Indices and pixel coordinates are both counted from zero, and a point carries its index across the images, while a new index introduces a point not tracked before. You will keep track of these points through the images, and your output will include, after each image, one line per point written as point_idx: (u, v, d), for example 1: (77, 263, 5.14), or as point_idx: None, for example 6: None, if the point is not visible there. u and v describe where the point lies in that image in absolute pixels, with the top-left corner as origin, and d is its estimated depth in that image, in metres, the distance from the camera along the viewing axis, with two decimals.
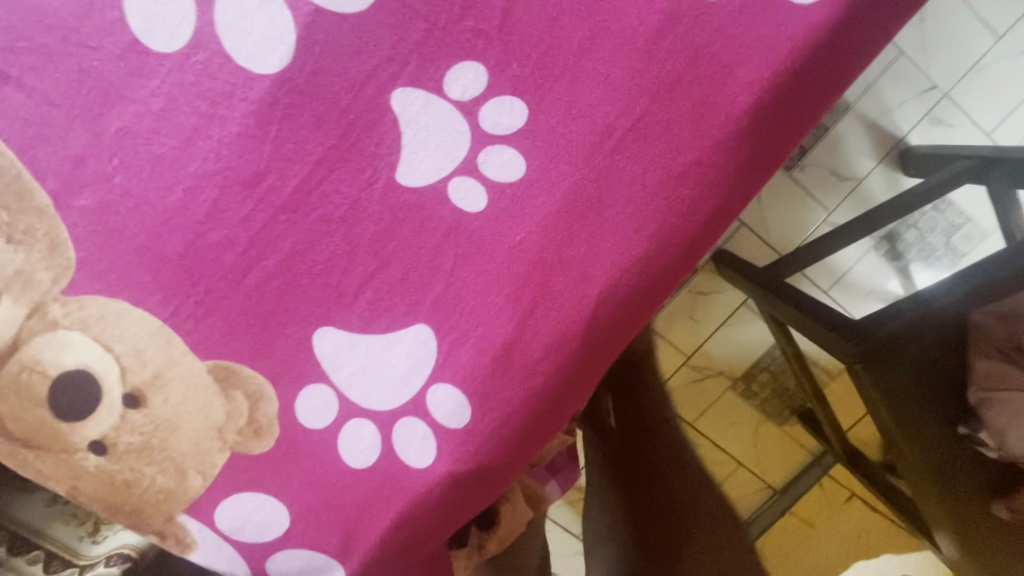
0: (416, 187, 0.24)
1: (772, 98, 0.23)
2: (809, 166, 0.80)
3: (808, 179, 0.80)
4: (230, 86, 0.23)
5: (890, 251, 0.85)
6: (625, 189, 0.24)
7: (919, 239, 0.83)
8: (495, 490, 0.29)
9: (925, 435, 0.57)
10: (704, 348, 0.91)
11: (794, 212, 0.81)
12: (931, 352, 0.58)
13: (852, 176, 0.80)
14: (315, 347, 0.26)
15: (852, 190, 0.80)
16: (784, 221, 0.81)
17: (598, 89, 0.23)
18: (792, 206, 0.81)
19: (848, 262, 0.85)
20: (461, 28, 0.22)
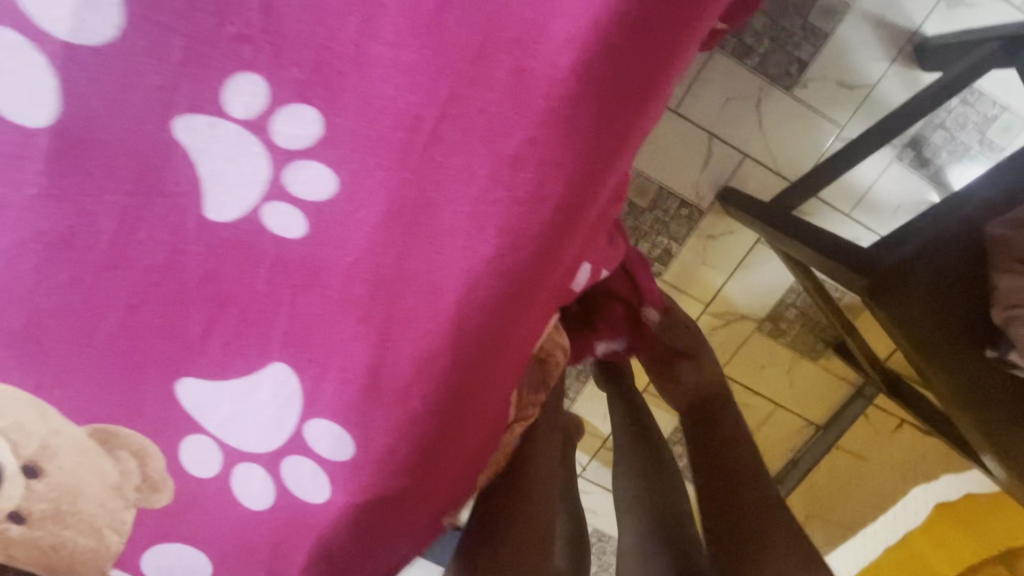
0: (229, 222, 0.22)
1: (599, 48, 0.19)
2: (812, 81, 0.70)
3: (812, 98, 0.70)
4: (12, 147, 0.21)
5: (918, 158, 0.73)
6: (454, 186, 0.21)
7: (950, 139, 0.71)
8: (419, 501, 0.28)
9: (953, 363, 0.51)
10: (722, 294, 0.81)
11: (800, 132, 0.72)
12: (946, 271, 0.51)
13: (865, 84, 0.69)
14: (182, 399, 0.25)
15: (867, 100, 0.70)
16: (789, 143, 0.72)
17: (393, 79, 0.19)
18: (797, 126, 0.71)
19: (867, 179, 0.74)
20: (221, 37, 0.19)
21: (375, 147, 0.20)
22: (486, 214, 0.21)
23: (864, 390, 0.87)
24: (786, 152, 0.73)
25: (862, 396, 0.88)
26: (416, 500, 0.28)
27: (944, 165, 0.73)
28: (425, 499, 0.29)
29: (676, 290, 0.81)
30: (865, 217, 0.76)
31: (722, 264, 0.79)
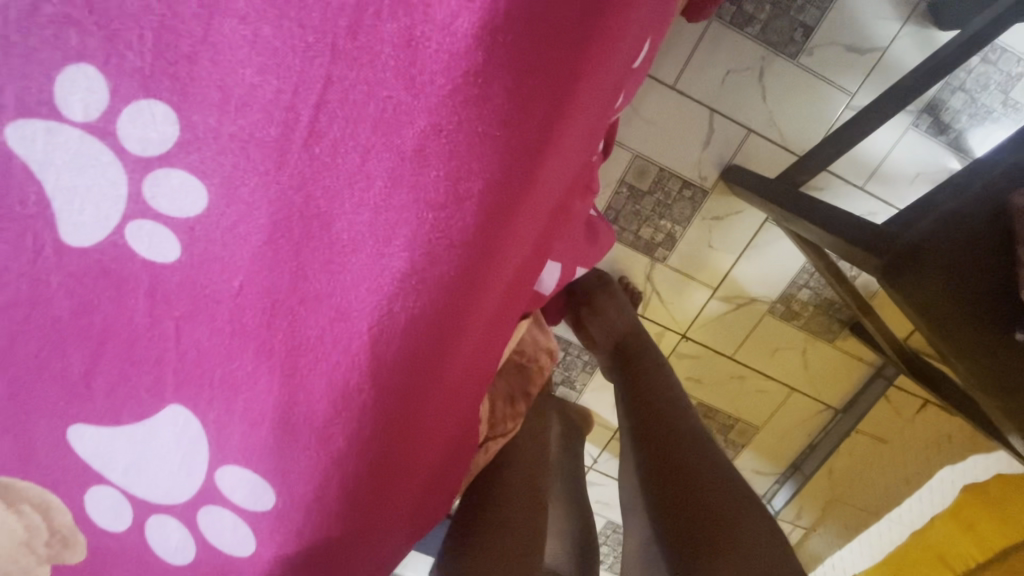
0: (91, 247, 0.18)
1: (507, 9, 0.15)
2: (818, 47, 0.59)
3: (820, 65, 0.60)
4: None
5: (936, 126, 0.62)
6: (348, 190, 0.17)
7: (971, 102, 0.60)
8: (376, 539, 0.26)
9: None
10: (729, 276, 0.71)
11: (806, 104, 0.62)
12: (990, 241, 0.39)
13: (875, 48, 0.59)
14: (76, 448, 0.22)
15: (879, 66, 0.60)
16: (795, 116, 0.62)
17: (252, 61, 0.15)
18: (801, 98, 0.62)
19: (879, 150, 0.63)
20: (41, 21, 0.16)
21: (246, 143, 0.16)
22: (392, 218, 0.17)
23: (886, 372, 0.75)
24: (791, 125, 0.63)
25: (884, 377, 0.76)
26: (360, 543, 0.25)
27: (968, 132, 0.62)
28: (373, 541, 0.25)
29: (678, 272, 0.71)
30: (881, 191, 0.65)
31: (730, 240, 0.69)
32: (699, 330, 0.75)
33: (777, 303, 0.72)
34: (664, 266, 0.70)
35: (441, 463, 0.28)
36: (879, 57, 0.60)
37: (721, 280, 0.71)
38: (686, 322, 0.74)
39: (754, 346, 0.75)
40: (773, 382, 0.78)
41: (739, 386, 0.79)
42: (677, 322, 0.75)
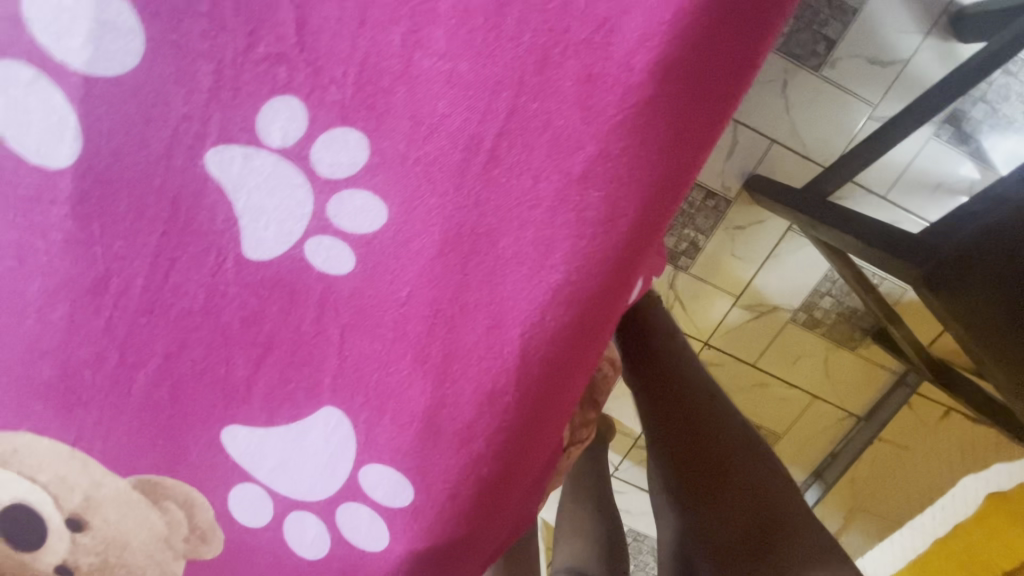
0: (270, 261, 0.20)
1: (680, 50, 0.16)
2: (841, 60, 0.60)
3: (844, 79, 0.60)
4: (36, 190, 0.20)
5: (955, 135, 0.61)
6: (517, 211, 0.19)
7: (992, 112, 0.59)
8: (486, 545, 0.26)
9: None
10: (752, 285, 0.71)
11: (829, 116, 0.62)
12: None
13: (896, 61, 0.59)
14: (228, 447, 0.24)
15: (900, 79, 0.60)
16: (819, 127, 0.63)
17: (445, 96, 0.17)
18: (824, 110, 0.62)
19: (903, 157, 0.62)
20: (254, 57, 0.17)
21: (428, 168, 0.18)
22: (546, 240, 0.19)
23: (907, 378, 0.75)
24: (815, 135, 0.63)
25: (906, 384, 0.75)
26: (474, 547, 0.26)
27: (987, 142, 0.60)
28: (489, 548, 0.26)
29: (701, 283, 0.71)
30: (903, 200, 0.64)
31: (754, 249, 0.69)
32: (722, 338, 0.75)
33: (801, 311, 0.72)
34: (686, 275, 0.71)
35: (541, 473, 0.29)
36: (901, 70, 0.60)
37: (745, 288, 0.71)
38: (709, 330, 0.74)
39: (778, 355, 0.75)
40: (794, 390, 0.77)
41: (765, 396, 0.79)
42: (700, 329, 0.75)
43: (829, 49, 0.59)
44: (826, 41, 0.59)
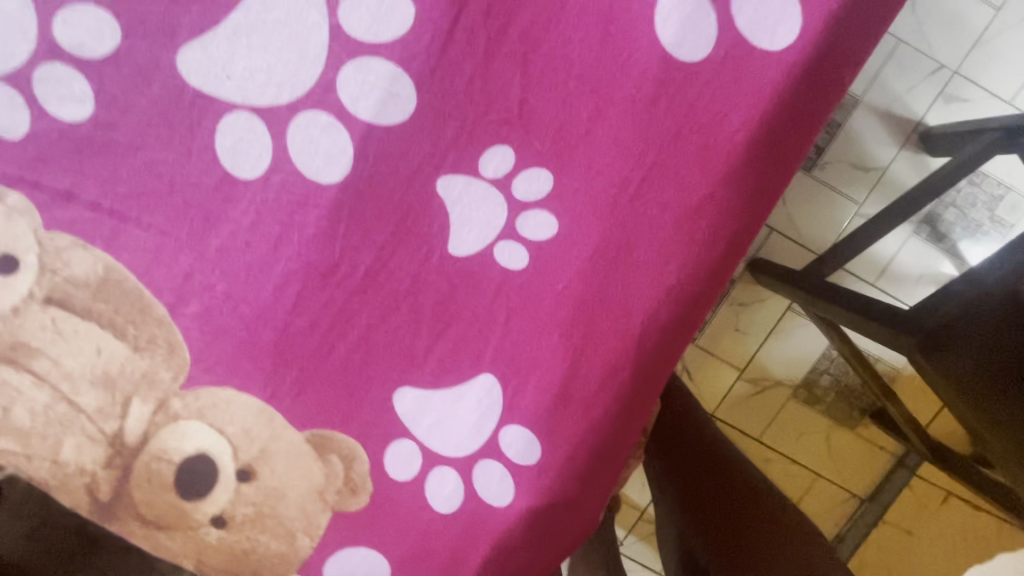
0: (467, 257, 0.28)
1: (766, 132, 0.25)
2: (829, 162, 0.74)
3: (831, 178, 0.74)
4: (304, 196, 0.28)
5: (932, 233, 0.73)
6: (650, 232, 0.27)
7: (963, 216, 0.72)
8: (583, 516, 0.31)
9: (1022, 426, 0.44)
10: (756, 359, 0.81)
11: (821, 208, 0.75)
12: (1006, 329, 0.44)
13: (877, 166, 0.73)
14: (396, 406, 0.30)
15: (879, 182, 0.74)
16: (812, 217, 0.76)
17: (610, 152, 0.26)
18: (819, 203, 0.75)
19: (887, 252, 0.74)
20: (488, 119, 0.27)
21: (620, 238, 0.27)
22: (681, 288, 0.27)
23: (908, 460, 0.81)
24: (807, 225, 0.76)
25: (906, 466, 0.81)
26: (575, 512, 0.30)
27: (958, 240, 0.72)
28: (590, 519, 0.31)
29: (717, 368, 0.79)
30: (891, 286, 0.74)
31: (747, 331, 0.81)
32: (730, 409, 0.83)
33: (801, 387, 0.81)
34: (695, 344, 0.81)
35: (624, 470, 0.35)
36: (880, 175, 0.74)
37: (750, 362, 0.81)
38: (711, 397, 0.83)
39: (782, 428, 0.82)
40: (800, 465, 0.83)
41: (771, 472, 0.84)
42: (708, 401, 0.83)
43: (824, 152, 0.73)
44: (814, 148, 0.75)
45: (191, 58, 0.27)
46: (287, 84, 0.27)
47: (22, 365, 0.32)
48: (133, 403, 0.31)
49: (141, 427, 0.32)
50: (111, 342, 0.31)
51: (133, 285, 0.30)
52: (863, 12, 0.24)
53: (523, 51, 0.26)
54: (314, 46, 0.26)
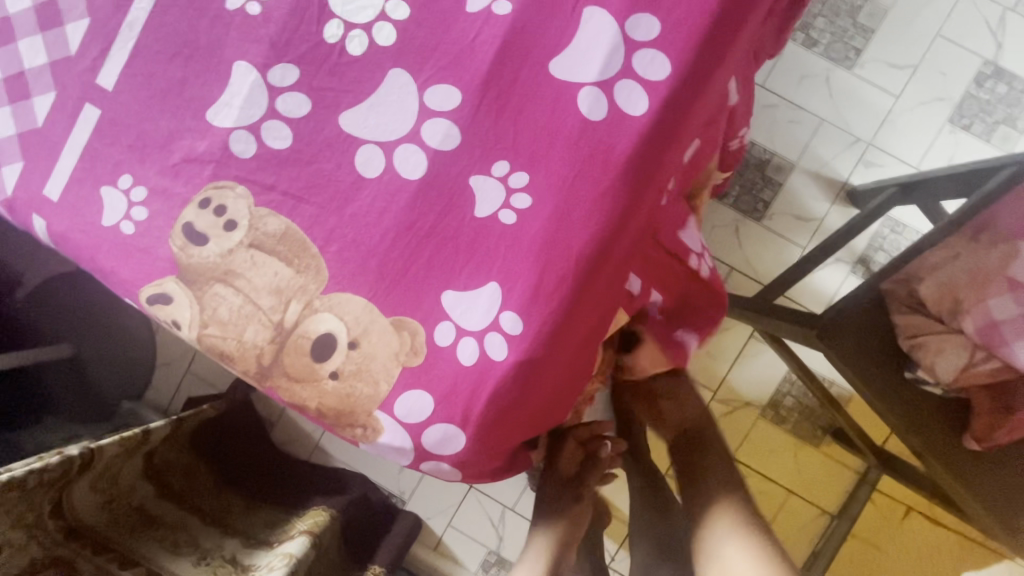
0: (483, 217, 0.53)
1: (636, 153, 0.51)
2: (777, 215, 1.50)
3: (776, 226, 1.50)
4: (398, 185, 0.54)
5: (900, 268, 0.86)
6: (579, 204, 0.52)
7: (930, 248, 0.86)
8: (546, 370, 0.53)
9: (875, 382, 0.84)
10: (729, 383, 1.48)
11: (770, 248, 1.50)
12: (863, 322, 0.85)
13: (814, 217, 1.49)
14: (443, 300, 0.54)
15: (771, 241, 1.50)
16: (764, 258, 1.50)
17: (558, 163, 0.52)
18: (768, 246, 1.50)
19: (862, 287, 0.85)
20: (496, 146, 0.53)
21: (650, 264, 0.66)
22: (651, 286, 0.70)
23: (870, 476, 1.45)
24: (763, 264, 1.50)
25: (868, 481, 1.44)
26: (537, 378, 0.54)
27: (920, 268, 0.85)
28: (552, 373, 0.54)
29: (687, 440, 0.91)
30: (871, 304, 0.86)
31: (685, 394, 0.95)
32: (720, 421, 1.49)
33: (763, 408, 1.48)
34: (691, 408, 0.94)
35: (580, 360, 0.57)
36: (819, 222, 1.49)
37: (723, 384, 1.48)
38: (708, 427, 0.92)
39: (750, 442, 1.49)
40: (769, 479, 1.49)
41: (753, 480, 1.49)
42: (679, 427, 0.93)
43: (770, 208, 1.49)
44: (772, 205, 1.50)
45: (349, 116, 0.55)
46: (396, 130, 0.54)
47: (231, 282, 0.56)
48: (291, 303, 0.55)
49: (294, 317, 0.55)
50: (283, 268, 0.55)
51: (300, 234, 0.55)
52: (678, 97, 0.50)
53: (514, 114, 0.52)
54: (411, 111, 0.54)
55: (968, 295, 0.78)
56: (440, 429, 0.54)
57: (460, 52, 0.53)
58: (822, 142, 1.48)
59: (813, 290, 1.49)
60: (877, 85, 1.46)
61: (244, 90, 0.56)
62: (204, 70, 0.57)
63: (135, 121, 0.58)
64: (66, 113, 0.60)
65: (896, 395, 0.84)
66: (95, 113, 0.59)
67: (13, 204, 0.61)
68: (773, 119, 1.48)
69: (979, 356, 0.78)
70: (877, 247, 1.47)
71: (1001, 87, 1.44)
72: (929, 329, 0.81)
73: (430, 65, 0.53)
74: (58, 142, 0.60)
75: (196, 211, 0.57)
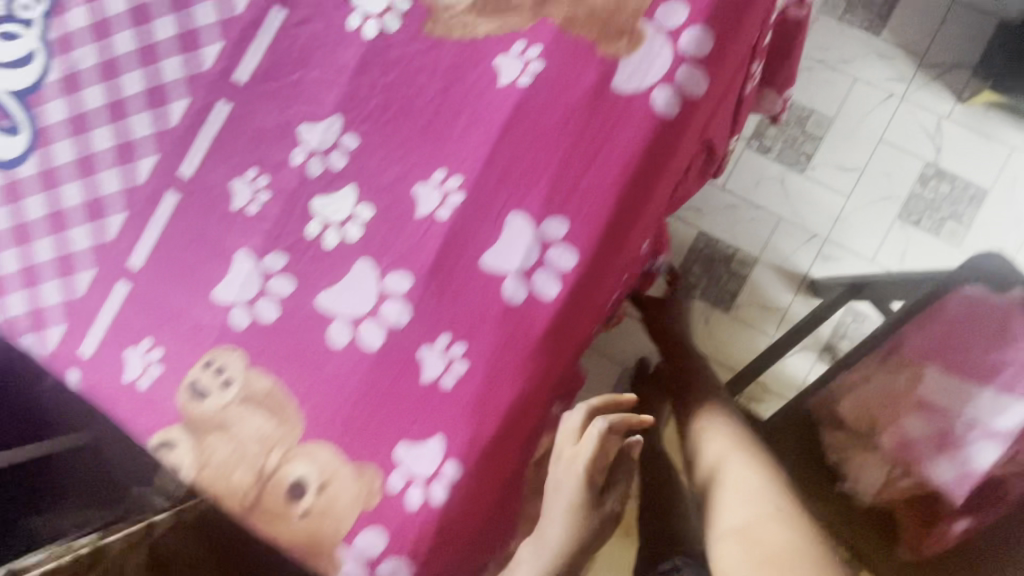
0: (429, 381, 0.65)
1: (549, 330, 0.64)
2: (744, 306, 1.61)
3: (743, 316, 1.60)
4: (362, 353, 0.66)
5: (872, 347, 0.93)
6: (505, 370, 0.64)
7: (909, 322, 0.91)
8: (479, 506, 0.64)
9: (811, 488, 0.93)
10: None
11: (740, 337, 1.60)
12: (799, 435, 0.96)
13: (779, 308, 1.59)
14: (395, 451, 0.64)
15: (740, 329, 1.60)
16: (735, 346, 1.59)
17: (489, 336, 0.64)
18: (738, 334, 1.60)
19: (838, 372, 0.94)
20: (440, 321, 0.65)
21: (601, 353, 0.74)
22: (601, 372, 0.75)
23: None
24: (734, 352, 1.59)
25: None
26: (471, 513, 0.64)
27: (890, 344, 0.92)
28: (485, 508, 0.65)
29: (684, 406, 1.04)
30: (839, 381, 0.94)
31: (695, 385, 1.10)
32: None
33: None
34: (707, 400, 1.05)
35: (512, 495, 0.67)
36: (785, 312, 1.59)
37: None
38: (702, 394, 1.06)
39: None
40: None
41: None
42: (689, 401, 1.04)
43: (738, 300, 1.60)
44: (740, 297, 1.61)
45: (323, 294, 0.67)
46: (359, 308, 0.66)
47: (225, 431, 0.68)
48: (273, 451, 0.66)
49: (274, 463, 0.66)
50: (268, 420, 0.67)
51: (282, 393, 0.67)
52: (581, 284, 0.64)
53: (452, 296, 0.65)
54: (372, 292, 0.66)
55: (884, 416, 0.89)
56: (391, 563, 0.63)
57: (412, 246, 0.66)
58: (782, 237, 1.60)
59: (782, 376, 1.57)
60: (828, 186, 1.59)
61: (242, 272, 0.70)
62: (211, 255, 0.71)
63: (156, 294, 0.72)
64: (102, 287, 0.74)
65: (829, 501, 0.92)
66: (125, 288, 0.73)
67: (55, 358, 0.75)
68: (734, 218, 1.62)
69: (896, 473, 0.87)
70: (841, 335, 1.56)
71: (944, 186, 1.56)
72: (851, 447, 0.91)
73: (389, 255, 0.66)
74: (94, 310, 0.74)
75: (200, 370, 0.69)
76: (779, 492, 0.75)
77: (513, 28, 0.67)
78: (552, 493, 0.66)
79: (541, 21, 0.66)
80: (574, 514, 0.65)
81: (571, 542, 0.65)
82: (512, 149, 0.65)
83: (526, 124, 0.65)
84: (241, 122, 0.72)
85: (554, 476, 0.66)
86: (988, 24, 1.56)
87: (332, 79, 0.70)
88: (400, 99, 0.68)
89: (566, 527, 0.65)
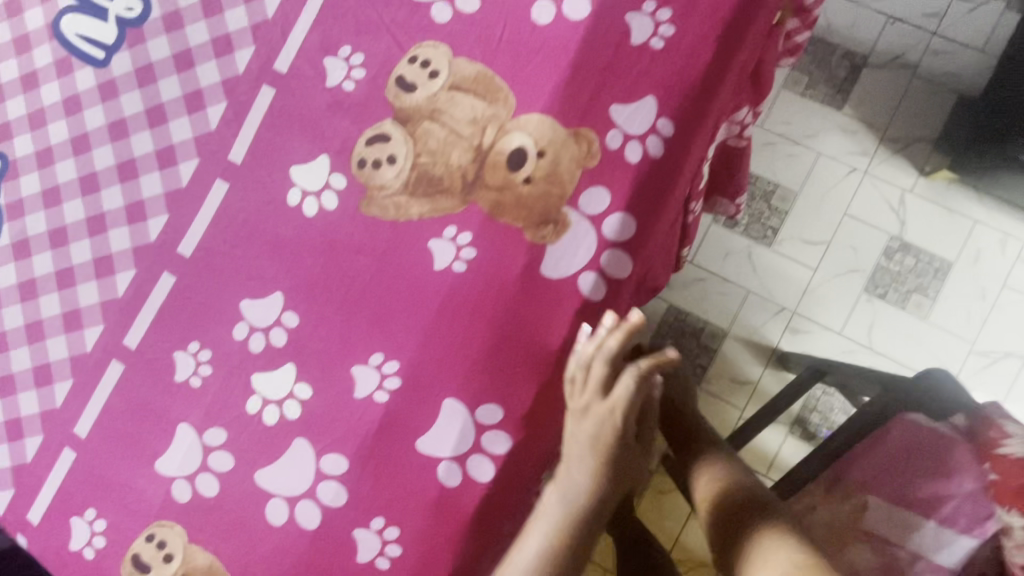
0: (364, 563, 0.66)
1: (480, 514, 0.65)
2: (716, 379, 1.62)
3: (715, 389, 1.61)
4: (299, 532, 0.68)
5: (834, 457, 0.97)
6: (438, 553, 0.65)
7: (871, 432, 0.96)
8: None
9: None
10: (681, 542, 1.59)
11: (711, 411, 1.61)
12: None
13: (750, 382, 1.61)
14: None
15: (711, 402, 1.61)
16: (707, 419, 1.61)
17: (422, 519, 0.66)
18: (710, 408, 1.61)
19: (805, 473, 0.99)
20: (375, 504, 0.67)
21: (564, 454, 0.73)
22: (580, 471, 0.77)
23: None
24: None
25: None
26: None
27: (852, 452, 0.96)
28: None
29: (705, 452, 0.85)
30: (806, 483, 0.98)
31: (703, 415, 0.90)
32: None
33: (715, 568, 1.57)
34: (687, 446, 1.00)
35: None
36: (756, 385, 1.61)
37: (676, 542, 1.60)
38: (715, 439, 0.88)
39: None
40: None
41: None
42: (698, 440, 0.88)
43: (709, 373, 1.62)
44: (711, 370, 1.62)
45: (261, 472, 0.69)
46: (296, 488, 0.68)
47: None
48: None
49: None
50: None
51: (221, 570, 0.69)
52: (511, 468, 0.66)
53: (386, 479, 0.67)
54: (309, 472, 0.68)
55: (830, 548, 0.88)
56: None
57: (348, 427, 0.68)
58: (751, 311, 1.62)
59: (755, 450, 1.58)
60: (796, 259, 1.61)
61: (183, 446, 0.71)
62: (155, 427, 0.73)
63: (101, 463, 0.74)
64: (49, 455, 0.75)
65: None
66: (72, 457, 0.75)
67: (5, 522, 0.77)
68: (703, 291, 1.63)
69: None
70: (812, 408, 1.58)
71: (909, 259, 1.57)
72: None
73: (325, 435, 0.68)
74: (42, 476, 0.76)
75: (142, 542, 0.71)
76: (801, 545, 0.70)
77: (445, 211, 0.69)
78: (574, 447, 0.66)
79: (470, 205, 0.68)
80: (598, 459, 0.65)
81: (597, 483, 0.65)
82: (445, 334, 0.67)
83: (459, 309, 0.67)
84: (184, 294, 0.74)
85: (584, 433, 0.65)
86: (948, 99, 1.59)
87: (270, 255, 0.72)
88: (336, 278, 0.70)
89: (593, 472, 0.65)
